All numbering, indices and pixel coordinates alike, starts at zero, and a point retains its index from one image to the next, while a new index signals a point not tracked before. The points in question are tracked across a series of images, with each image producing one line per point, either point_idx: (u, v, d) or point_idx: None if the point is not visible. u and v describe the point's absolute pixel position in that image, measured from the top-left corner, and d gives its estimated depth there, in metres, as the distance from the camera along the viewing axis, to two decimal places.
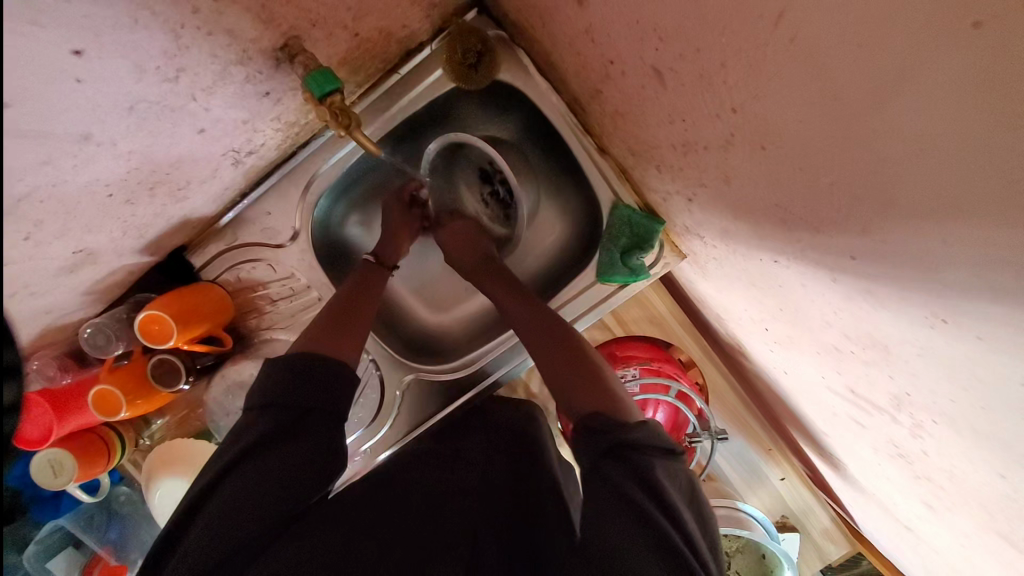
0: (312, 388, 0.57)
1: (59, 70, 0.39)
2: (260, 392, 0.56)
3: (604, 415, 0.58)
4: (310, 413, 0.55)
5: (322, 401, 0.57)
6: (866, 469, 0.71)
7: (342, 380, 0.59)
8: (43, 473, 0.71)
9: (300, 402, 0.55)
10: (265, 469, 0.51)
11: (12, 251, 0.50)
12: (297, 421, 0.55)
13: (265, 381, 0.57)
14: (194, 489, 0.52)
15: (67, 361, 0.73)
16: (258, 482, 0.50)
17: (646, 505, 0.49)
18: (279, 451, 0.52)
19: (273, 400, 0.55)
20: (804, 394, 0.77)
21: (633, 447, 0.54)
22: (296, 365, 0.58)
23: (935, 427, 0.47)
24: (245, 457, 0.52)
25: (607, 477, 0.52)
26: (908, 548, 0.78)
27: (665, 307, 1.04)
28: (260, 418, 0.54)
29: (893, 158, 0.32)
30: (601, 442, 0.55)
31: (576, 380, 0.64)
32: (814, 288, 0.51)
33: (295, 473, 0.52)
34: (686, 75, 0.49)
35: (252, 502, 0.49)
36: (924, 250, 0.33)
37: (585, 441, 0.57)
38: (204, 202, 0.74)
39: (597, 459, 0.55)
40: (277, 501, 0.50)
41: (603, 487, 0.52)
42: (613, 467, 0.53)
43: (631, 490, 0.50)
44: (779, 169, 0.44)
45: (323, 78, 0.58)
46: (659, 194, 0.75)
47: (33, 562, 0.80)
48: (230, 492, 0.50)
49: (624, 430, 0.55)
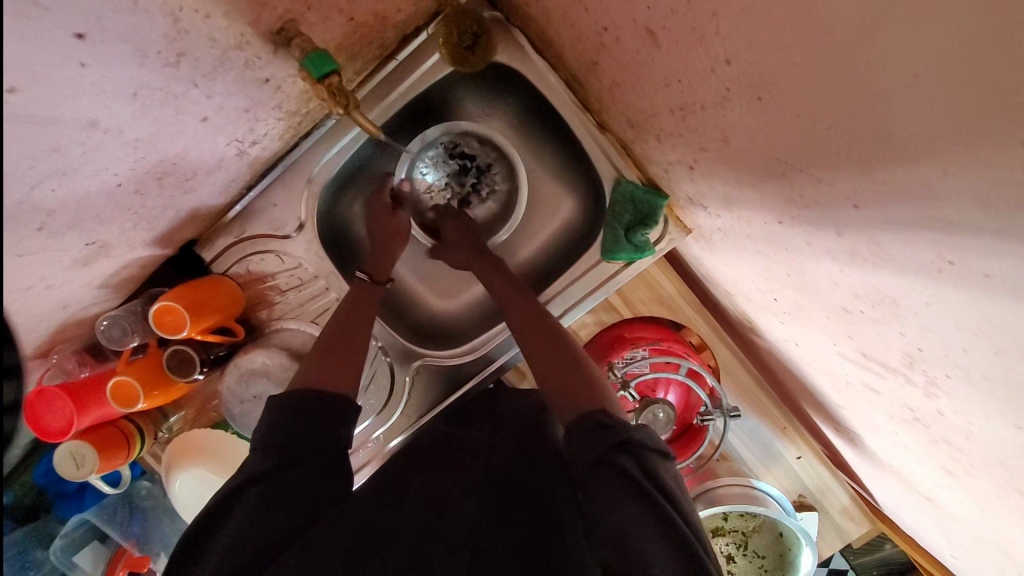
0: (312, 421, 0.55)
1: (63, 54, 0.40)
2: (267, 430, 0.54)
3: (605, 413, 0.58)
4: (317, 444, 0.54)
5: (324, 432, 0.55)
6: (881, 438, 0.71)
7: (340, 407, 0.58)
8: (65, 465, 0.73)
9: (305, 438, 0.54)
10: (274, 492, 0.50)
11: (27, 242, 0.52)
12: (306, 455, 0.53)
13: (269, 415, 0.55)
14: (204, 510, 0.50)
15: (84, 355, 0.74)
16: (265, 508, 0.49)
17: (655, 499, 0.51)
18: (289, 475, 0.51)
19: (278, 436, 0.53)
20: (817, 365, 0.76)
21: (637, 445, 0.55)
22: (297, 401, 0.56)
23: (948, 382, 0.47)
24: (254, 483, 0.50)
25: (612, 471, 0.53)
26: (928, 518, 0.77)
27: (672, 286, 1.02)
28: (266, 453, 0.52)
29: (889, 89, 0.32)
30: (602, 437, 0.55)
31: (576, 381, 0.64)
32: (821, 249, 0.51)
33: (305, 498, 0.51)
34: (679, 32, 0.49)
35: (264, 523, 0.48)
36: (923, 185, 0.33)
37: (586, 436, 0.56)
38: (211, 194, 0.75)
39: (598, 454, 0.54)
40: (289, 517, 0.50)
41: (610, 482, 0.52)
42: (618, 462, 0.53)
43: (640, 485, 0.51)
44: (777, 119, 0.44)
45: (320, 60, 0.59)
46: (661, 166, 0.75)
47: (60, 556, 0.82)
48: (244, 517, 0.48)
49: (628, 428, 0.56)
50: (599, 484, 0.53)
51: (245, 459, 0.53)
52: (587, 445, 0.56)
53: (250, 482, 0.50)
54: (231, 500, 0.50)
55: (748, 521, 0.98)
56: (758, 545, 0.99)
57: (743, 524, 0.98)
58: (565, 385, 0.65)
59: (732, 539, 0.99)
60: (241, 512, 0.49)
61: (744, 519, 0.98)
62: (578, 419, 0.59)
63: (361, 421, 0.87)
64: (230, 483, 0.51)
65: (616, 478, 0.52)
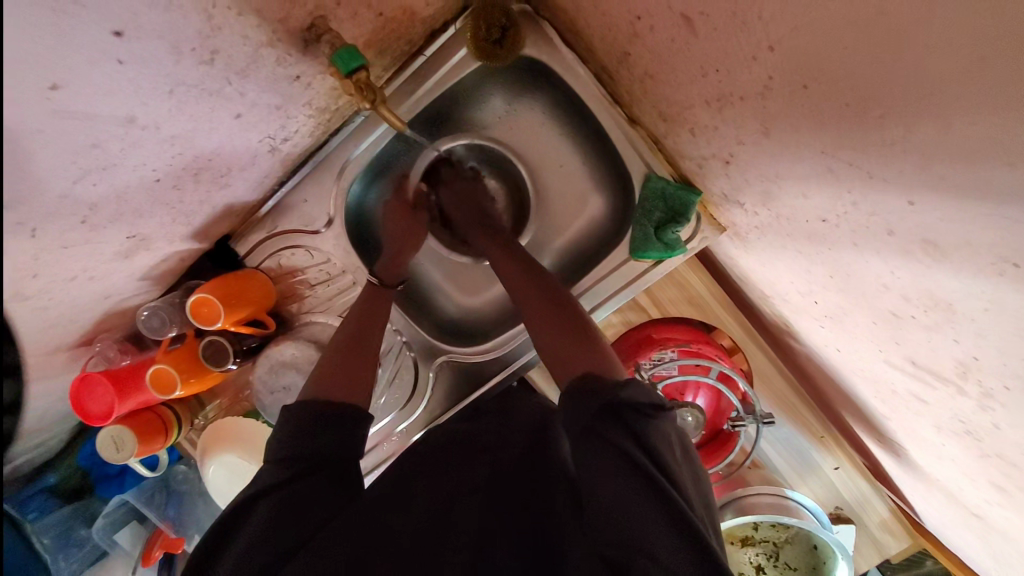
0: (322, 432, 0.56)
1: (102, 52, 0.41)
2: (278, 442, 0.56)
3: (595, 377, 0.56)
4: (328, 456, 0.55)
5: (335, 443, 0.56)
6: (928, 452, 0.67)
7: (352, 415, 0.59)
8: (107, 448, 0.76)
9: (312, 447, 0.55)
10: (286, 501, 0.51)
11: (71, 234, 0.54)
12: (314, 463, 0.54)
13: (282, 429, 0.57)
14: (221, 518, 0.52)
15: (126, 344, 0.78)
16: (279, 515, 0.50)
17: (645, 471, 0.49)
18: (302, 486, 0.53)
19: (290, 449, 0.54)
20: (859, 372, 0.71)
21: (627, 409, 0.52)
22: (310, 414, 0.57)
23: (1005, 394, 0.43)
24: (268, 493, 0.52)
25: (600, 442, 0.51)
26: (977, 539, 0.72)
27: (705, 286, 0.98)
28: (280, 466, 0.54)
29: (954, 73, 0.29)
30: (589, 405, 0.53)
31: (570, 344, 0.62)
32: (868, 249, 0.48)
33: (314, 506, 0.52)
34: (718, 17, 0.46)
35: (278, 531, 0.50)
36: (989, 180, 0.30)
37: (575, 404, 0.54)
38: (245, 189, 0.77)
39: (585, 424, 0.52)
40: (303, 523, 0.51)
41: (599, 454, 0.51)
42: (607, 432, 0.51)
43: (631, 458, 0.49)
44: (824, 109, 0.41)
45: (348, 55, 0.60)
46: (694, 162, 0.72)
47: (101, 533, 0.86)
48: (258, 525, 0.50)
49: (615, 389, 0.52)
50: (589, 456, 0.51)
51: (262, 470, 0.55)
52: (575, 416, 0.54)
53: (264, 492, 0.52)
54: (243, 509, 0.52)
55: (779, 532, 0.94)
56: (789, 557, 0.95)
57: (774, 535, 0.95)
58: (557, 349, 0.63)
59: (763, 549, 0.96)
60: (257, 520, 0.51)
61: (775, 530, 0.94)
62: (568, 385, 0.57)
63: (384, 416, 0.87)
64: (246, 492, 0.53)
65: (604, 450, 0.50)
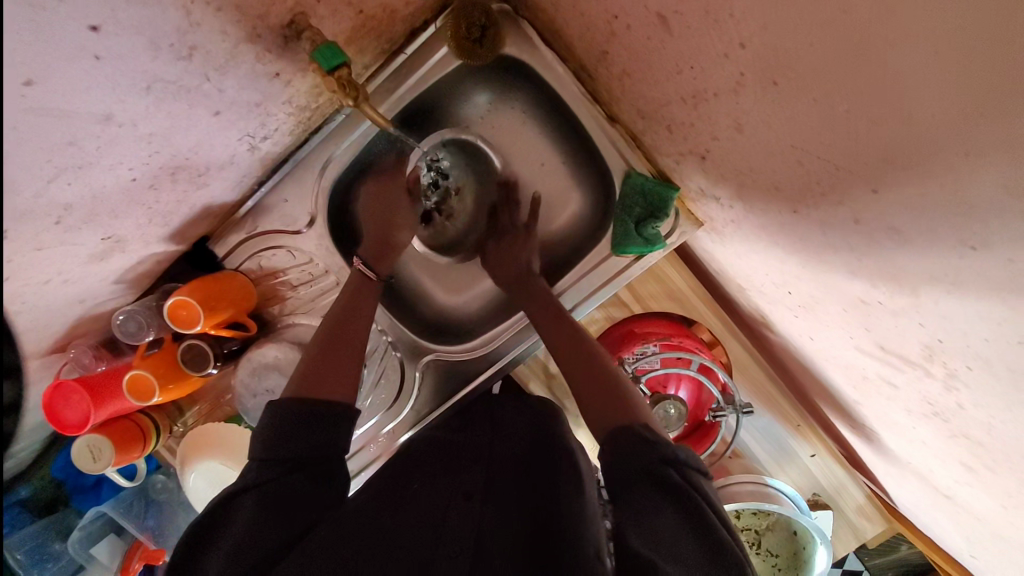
0: (309, 432, 0.57)
1: (79, 46, 0.41)
2: (263, 440, 0.56)
3: (646, 428, 0.59)
4: (316, 457, 0.56)
5: (323, 445, 0.57)
6: (899, 435, 0.69)
7: (338, 413, 0.60)
8: (82, 458, 0.74)
9: (299, 448, 0.55)
10: (274, 495, 0.52)
11: (44, 235, 0.52)
12: (302, 461, 0.55)
13: (268, 427, 0.57)
14: (200, 517, 0.52)
15: (101, 350, 0.76)
16: (268, 510, 0.51)
17: (697, 509, 0.53)
18: (288, 483, 0.53)
19: (278, 445, 0.55)
20: (832, 360, 0.74)
21: (681, 459, 0.56)
22: (297, 412, 0.58)
23: (969, 374, 0.45)
24: (254, 490, 0.52)
25: (656, 485, 0.54)
26: (947, 517, 0.75)
27: (684, 281, 1.00)
28: (267, 466, 0.54)
29: (912, 64, 0.31)
30: (649, 452, 0.56)
31: (611, 395, 0.65)
32: (838, 240, 0.50)
33: (302, 501, 0.54)
34: (692, 16, 0.48)
35: (268, 527, 0.50)
36: (946, 164, 0.32)
37: (631, 450, 0.57)
38: (223, 189, 0.76)
39: (646, 468, 0.55)
40: (295, 519, 0.52)
41: (655, 494, 0.53)
42: (666, 475, 0.54)
43: (685, 496, 0.53)
44: (794, 102, 0.43)
45: (329, 52, 0.60)
46: (672, 158, 0.74)
47: (77, 548, 0.82)
48: (246, 523, 0.50)
49: (670, 445, 0.57)
50: (643, 495, 0.54)
51: (247, 470, 0.54)
52: (630, 461, 0.56)
53: (248, 488, 0.52)
54: (229, 506, 0.52)
55: (760, 519, 0.97)
56: (771, 543, 0.97)
57: (756, 522, 0.97)
58: (598, 396, 0.66)
59: (745, 537, 0.98)
60: (243, 516, 0.50)
61: (757, 518, 0.97)
62: (620, 431, 0.59)
63: (371, 416, 0.88)
64: (228, 490, 0.53)
65: (659, 492, 0.54)
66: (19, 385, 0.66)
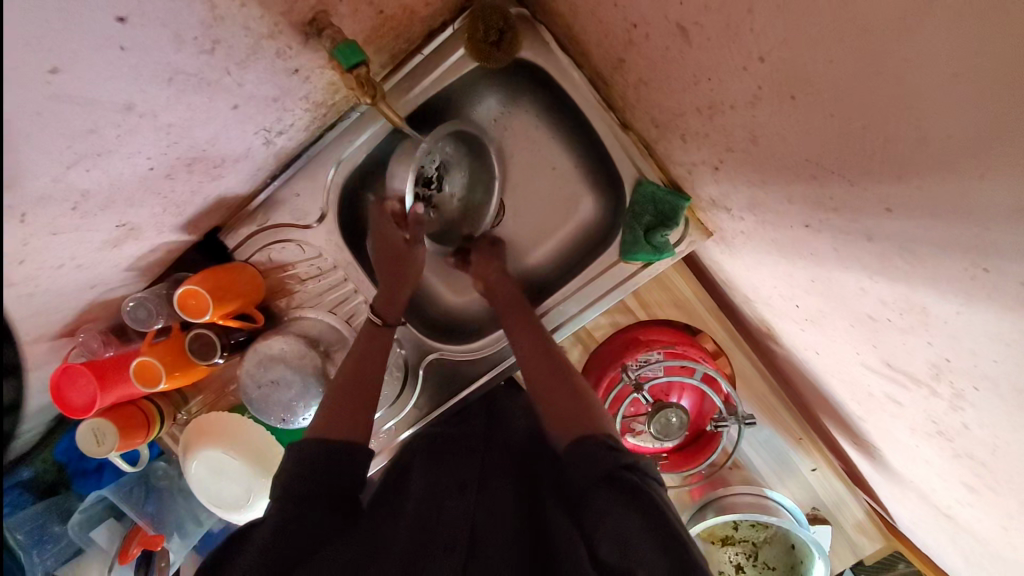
0: (328, 471, 0.57)
1: (105, 37, 0.41)
2: (283, 474, 0.56)
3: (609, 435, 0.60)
4: (332, 492, 0.56)
5: (340, 482, 0.57)
6: (902, 454, 0.69)
7: (357, 458, 0.60)
8: (86, 442, 0.75)
9: (320, 484, 0.55)
10: (286, 523, 0.51)
11: (61, 221, 0.53)
12: (316, 495, 0.54)
13: (289, 462, 0.57)
14: (215, 550, 0.52)
15: (110, 336, 0.76)
16: (278, 540, 0.50)
17: (658, 511, 0.52)
18: (301, 514, 0.52)
19: (297, 479, 0.55)
20: (838, 376, 0.74)
21: (641, 464, 0.57)
22: (317, 450, 0.58)
23: (976, 395, 0.45)
24: (268, 519, 0.52)
25: (619, 489, 0.54)
26: (946, 538, 0.75)
27: (690, 290, 1.00)
28: (285, 500, 0.53)
29: (932, 85, 0.31)
30: (609, 456, 0.56)
31: (580, 404, 0.66)
32: (849, 256, 0.50)
33: (312, 534, 0.52)
34: (712, 28, 0.48)
35: (274, 553, 0.49)
36: (962, 185, 0.32)
37: (591, 455, 0.57)
38: (237, 182, 0.77)
39: (607, 473, 0.55)
40: (299, 546, 0.50)
41: (618, 498, 0.53)
42: (626, 479, 0.54)
43: (644, 497, 0.53)
44: (810, 117, 0.43)
45: (349, 50, 0.61)
46: (684, 167, 0.74)
47: (78, 530, 0.84)
48: (255, 550, 0.49)
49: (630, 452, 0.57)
50: (605, 498, 0.53)
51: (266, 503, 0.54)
52: (590, 465, 0.56)
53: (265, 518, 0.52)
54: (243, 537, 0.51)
55: (758, 531, 0.96)
56: (768, 556, 0.97)
57: (753, 534, 0.97)
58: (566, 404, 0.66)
59: (742, 548, 0.98)
60: (254, 543, 0.50)
61: (755, 530, 0.97)
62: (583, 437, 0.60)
63: (372, 413, 0.88)
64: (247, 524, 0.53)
65: (623, 495, 0.53)
66: (28, 367, 0.67)
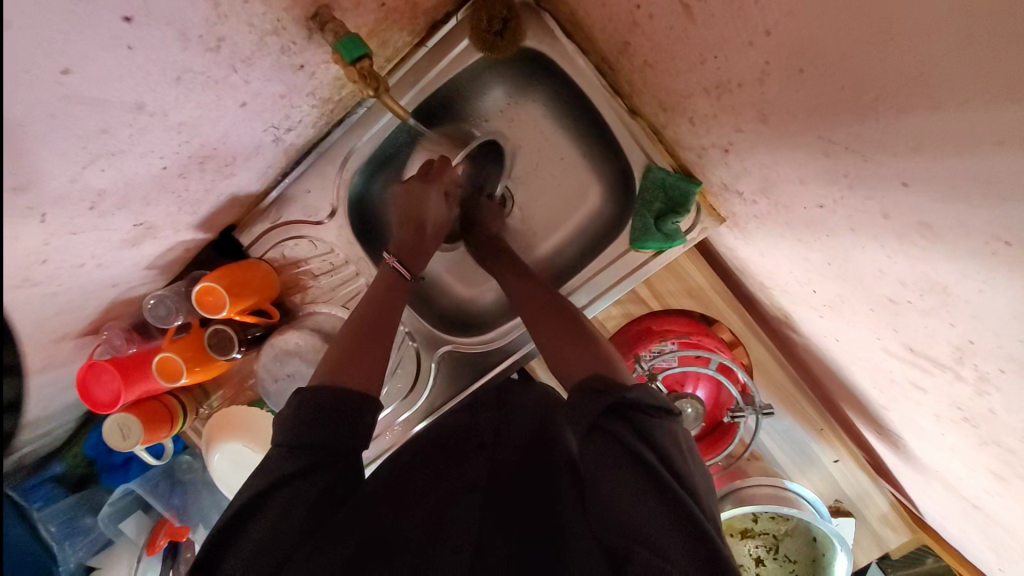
0: (328, 424, 0.54)
1: (112, 37, 0.42)
2: (286, 427, 0.54)
3: (599, 378, 0.57)
4: (335, 450, 0.53)
5: (344, 437, 0.54)
6: (929, 443, 0.67)
7: (360, 404, 0.57)
8: (114, 436, 0.77)
9: (323, 440, 0.53)
10: (301, 494, 0.50)
11: (81, 220, 0.55)
12: (324, 453, 0.52)
13: (291, 418, 0.54)
14: (228, 509, 0.51)
15: (133, 333, 0.78)
16: (293, 513, 0.49)
17: (650, 466, 0.49)
18: (313, 480, 0.51)
19: (303, 436, 0.53)
20: (857, 360, 0.72)
21: (632, 407, 0.52)
22: (325, 401, 0.55)
23: (1001, 378, 0.44)
24: (277, 486, 0.50)
25: (607, 439, 0.52)
26: (975, 528, 0.72)
27: (704, 279, 0.99)
28: (293, 458, 0.51)
29: (947, 48, 0.29)
30: (595, 402, 0.53)
31: (576, 348, 0.65)
32: (866, 236, 0.48)
33: (324, 501, 0.51)
34: (715, 3, 0.47)
35: (290, 529, 0.49)
36: (977, 155, 0.31)
37: (582, 400, 0.55)
38: (249, 179, 0.78)
39: (593, 423, 0.53)
40: (314, 514, 0.50)
41: (606, 450, 0.51)
42: (614, 429, 0.52)
43: (634, 451, 0.50)
44: (821, 92, 0.42)
45: (352, 44, 0.60)
46: (694, 151, 0.73)
47: (108, 523, 0.87)
48: (273, 521, 0.49)
49: (619, 391, 0.53)
50: (595, 452, 0.52)
51: (271, 458, 0.53)
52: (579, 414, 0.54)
53: (277, 484, 0.50)
54: (258, 503, 0.50)
55: (778, 524, 0.95)
56: (790, 549, 0.95)
57: (773, 527, 0.95)
58: (564, 352, 0.65)
59: (763, 541, 0.97)
60: (272, 513, 0.49)
61: (774, 522, 0.95)
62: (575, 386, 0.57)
63: (386, 406, 0.89)
64: (254, 485, 0.51)
65: (611, 447, 0.51)
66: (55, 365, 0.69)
